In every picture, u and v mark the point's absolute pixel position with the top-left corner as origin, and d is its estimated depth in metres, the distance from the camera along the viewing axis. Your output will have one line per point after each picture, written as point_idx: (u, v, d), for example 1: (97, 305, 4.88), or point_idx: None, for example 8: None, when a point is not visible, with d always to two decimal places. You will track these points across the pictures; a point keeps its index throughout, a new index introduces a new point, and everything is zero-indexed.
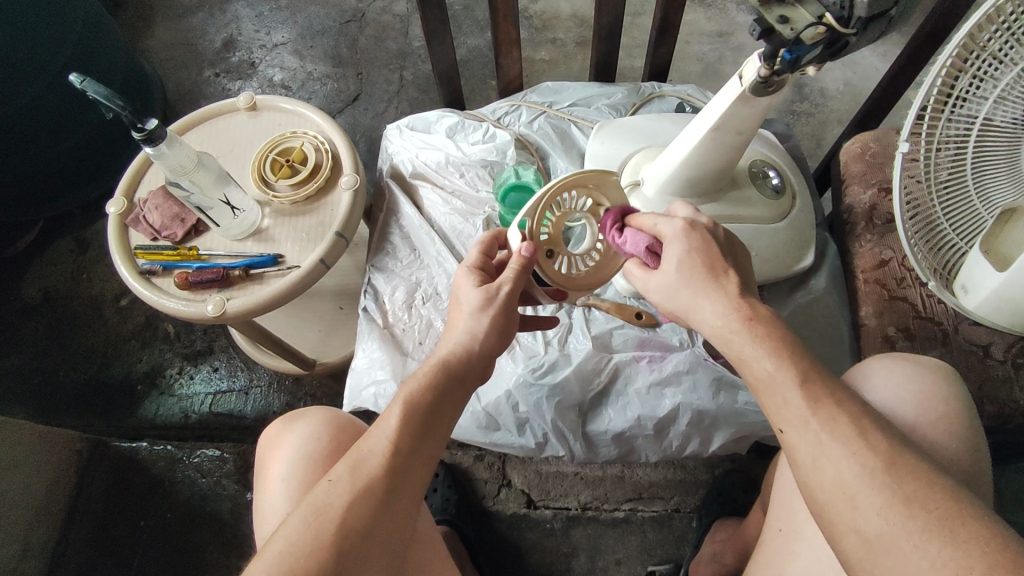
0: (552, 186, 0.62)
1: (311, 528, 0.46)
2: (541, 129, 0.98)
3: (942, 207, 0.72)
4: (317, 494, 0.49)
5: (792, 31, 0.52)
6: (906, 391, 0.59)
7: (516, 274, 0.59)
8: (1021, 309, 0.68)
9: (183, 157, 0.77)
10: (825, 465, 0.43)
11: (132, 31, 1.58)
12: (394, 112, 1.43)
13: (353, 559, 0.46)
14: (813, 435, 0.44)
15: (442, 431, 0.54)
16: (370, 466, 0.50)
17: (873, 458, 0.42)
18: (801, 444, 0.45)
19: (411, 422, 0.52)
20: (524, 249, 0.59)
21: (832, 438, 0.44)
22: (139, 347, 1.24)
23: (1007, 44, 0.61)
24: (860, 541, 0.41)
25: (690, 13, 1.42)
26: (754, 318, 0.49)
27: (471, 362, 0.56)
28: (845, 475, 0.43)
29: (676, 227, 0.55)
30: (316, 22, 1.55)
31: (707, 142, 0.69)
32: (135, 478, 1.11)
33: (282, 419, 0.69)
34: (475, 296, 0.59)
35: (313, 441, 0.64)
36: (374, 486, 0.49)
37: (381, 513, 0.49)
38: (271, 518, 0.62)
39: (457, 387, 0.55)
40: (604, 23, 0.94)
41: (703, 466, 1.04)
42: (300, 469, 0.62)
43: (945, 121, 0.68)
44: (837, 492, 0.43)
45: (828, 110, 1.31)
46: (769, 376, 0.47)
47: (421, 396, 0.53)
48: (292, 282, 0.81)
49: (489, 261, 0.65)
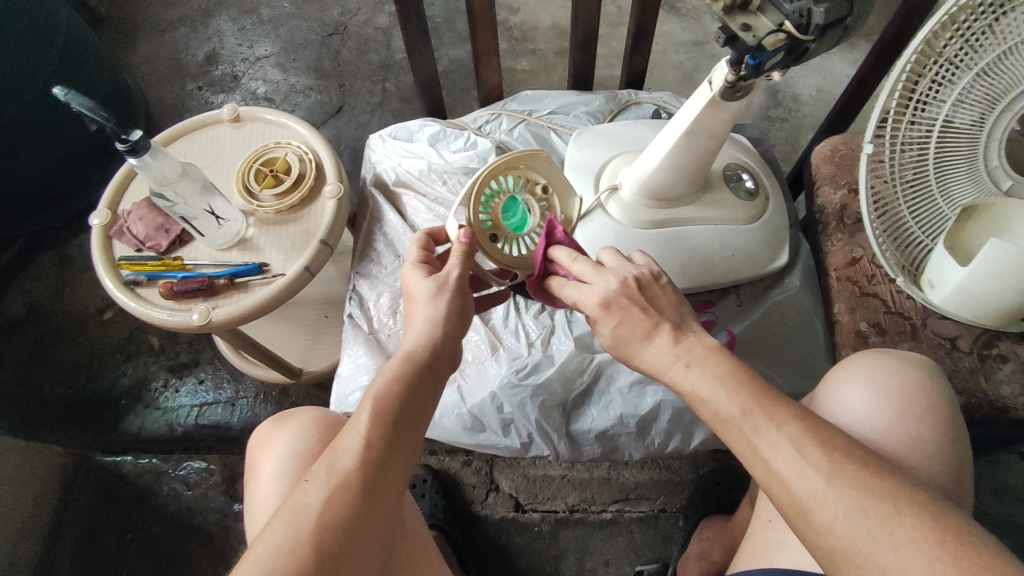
0: (482, 171, 0.70)
1: (292, 528, 0.47)
2: (521, 136, 1.00)
3: (908, 207, 0.75)
4: (296, 496, 0.50)
5: (753, 39, 0.54)
6: (853, 395, 0.62)
7: (461, 260, 0.62)
8: (983, 303, 0.71)
9: (167, 167, 0.78)
10: (779, 489, 0.46)
11: (114, 45, 1.59)
12: (377, 122, 1.45)
13: (334, 554, 0.48)
14: (762, 461, 0.47)
15: (417, 422, 0.54)
16: (344, 465, 0.50)
17: (815, 475, 0.44)
18: (756, 471, 0.47)
19: (383, 417, 0.52)
20: (462, 235, 0.64)
21: (778, 462, 0.46)
22: (123, 360, 1.23)
23: (961, 51, 0.65)
24: (824, 556, 0.44)
25: (666, 23, 1.46)
26: (691, 364, 0.52)
27: (436, 354, 0.57)
28: (800, 494, 0.45)
29: (591, 310, 0.56)
30: (298, 35, 1.56)
31: (680, 145, 0.71)
32: (120, 492, 1.11)
33: (272, 419, 0.70)
34: (427, 285, 0.60)
35: (300, 440, 0.65)
36: (350, 481, 0.50)
37: (360, 507, 0.50)
38: (262, 516, 0.63)
39: (426, 379, 0.56)
40: (579, 34, 0.96)
41: (688, 465, 1.06)
42: (287, 467, 0.63)
43: (907, 124, 0.71)
44: (794, 512, 0.45)
45: (802, 115, 1.35)
46: (720, 402, 0.50)
47: (391, 390, 0.54)
48: (275, 292, 0.82)
49: (431, 254, 0.66)
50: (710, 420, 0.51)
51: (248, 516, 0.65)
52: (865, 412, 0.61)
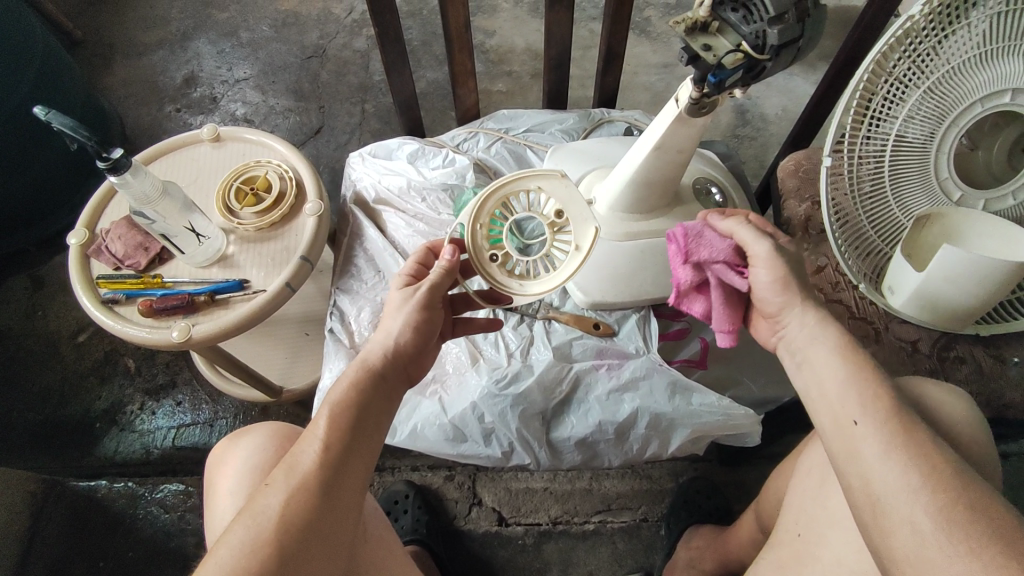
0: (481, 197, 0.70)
1: (254, 529, 0.49)
2: (498, 154, 1.03)
3: (867, 217, 0.78)
4: (256, 500, 0.51)
5: (713, 58, 0.57)
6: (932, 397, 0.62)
7: (442, 272, 0.64)
8: (940, 307, 0.75)
9: (148, 185, 0.78)
10: (893, 461, 0.46)
11: (90, 68, 1.59)
12: (356, 143, 1.47)
13: (296, 550, 0.49)
14: (884, 434, 0.47)
15: (375, 426, 0.58)
16: (303, 466, 0.53)
17: (942, 459, 0.45)
18: (870, 440, 0.48)
19: (339, 422, 0.56)
20: (450, 252, 0.65)
21: (903, 439, 0.47)
22: (98, 384, 1.22)
23: (909, 70, 0.69)
24: (914, 535, 0.43)
25: (637, 46, 1.52)
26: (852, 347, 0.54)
27: (393, 361, 0.61)
28: (912, 478, 0.44)
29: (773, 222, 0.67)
30: (277, 58, 1.59)
31: (650, 161, 0.74)
32: (93, 518, 1.09)
33: (229, 436, 0.71)
34: (398, 297, 0.65)
35: (258, 452, 0.67)
36: (311, 481, 0.52)
37: (320, 506, 0.52)
38: (220, 526, 0.64)
39: (382, 387, 0.60)
40: (552, 55, 0.99)
41: (668, 475, 1.08)
42: (245, 479, 0.65)
43: (863, 139, 0.74)
44: (900, 487, 0.45)
45: (769, 133, 1.40)
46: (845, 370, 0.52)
47: (346, 397, 0.57)
48: (253, 309, 0.82)
49: (426, 270, 0.70)
50: (831, 396, 0.52)
51: (207, 529, 0.67)
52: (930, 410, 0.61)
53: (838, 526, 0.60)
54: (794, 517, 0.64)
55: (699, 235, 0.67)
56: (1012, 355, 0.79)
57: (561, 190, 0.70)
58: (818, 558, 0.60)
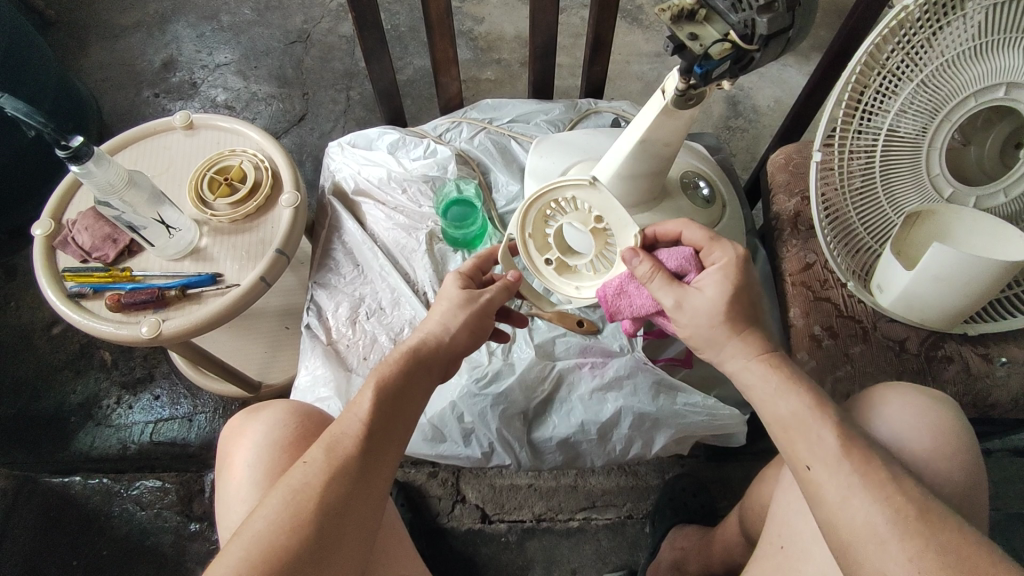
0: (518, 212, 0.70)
1: (289, 506, 0.48)
2: (481, 145, 1.01)
3: (857, 213, 0.77)
4: (293, 475, 0.50)
5: (700, 48, 0.55)
6: (918, 415, 0.60)
7: (500, 289, 0.64)
8: (929, 308, 0.73)
9: (113, 175, 0.75)
10: (853, 508, 0.46)
11: (65, 50, 1.54)
12: (341, 131, 1.43)
13: (331, 533, 0.48)
14: (845, 477, 0.47)
15: (413, 415, 0.56)
16: (344, 446, 0.51)
17: (908, 503, 0.45)
18: (830, 485, 0.48)
19: (383, 406, 0.54)
20: (513, 278, 0.66)
21: (863, 483, 0.47)
22: (73, 377, 1.18)
23: (903, 63, 0.67)
24: None
25: (629, 35, 1.49)
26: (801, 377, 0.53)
27: (436, 352, 0.59)
28: (876, 522, 0.45)
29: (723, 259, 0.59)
30: (259, 43, 1.54)
31: (635, 153, 0.72)
32: (66, 515, 1.07)
33: (245, 410, 0.69)
34: (456, 294, 0.63)
35: (278, 429, 0.64)
36: (349, 463, 0.51)
37: (356, 491, 0.50)
38: (231, 502, 0.62)
39: (423, 376, 0.58)
40: (539, 43, 0.96)
41: (654, 472, 1.07)
42: (264, 455, 0.62)
43: (855, 133, 0.73)
44: (867, 535, 0.45)
45: (761, 126, 1.38)
46: (791, 403, 0.52)
47: (391, 380, 0.56)
48: (228, 304, 0.79)
49: (479, 274, 0.68)
50: (784, 438, 0.52)
51: (216, 504, 0.64)
52: (911, 431, 0.60)
53: (818, 535, 0.59)
54: (777, 529, 0.63)
55: (618, 293, 0.66)
56: (999, 354, 0.77)
57: (594, 196, 0.67)
58: (800, 571, 0.59)
